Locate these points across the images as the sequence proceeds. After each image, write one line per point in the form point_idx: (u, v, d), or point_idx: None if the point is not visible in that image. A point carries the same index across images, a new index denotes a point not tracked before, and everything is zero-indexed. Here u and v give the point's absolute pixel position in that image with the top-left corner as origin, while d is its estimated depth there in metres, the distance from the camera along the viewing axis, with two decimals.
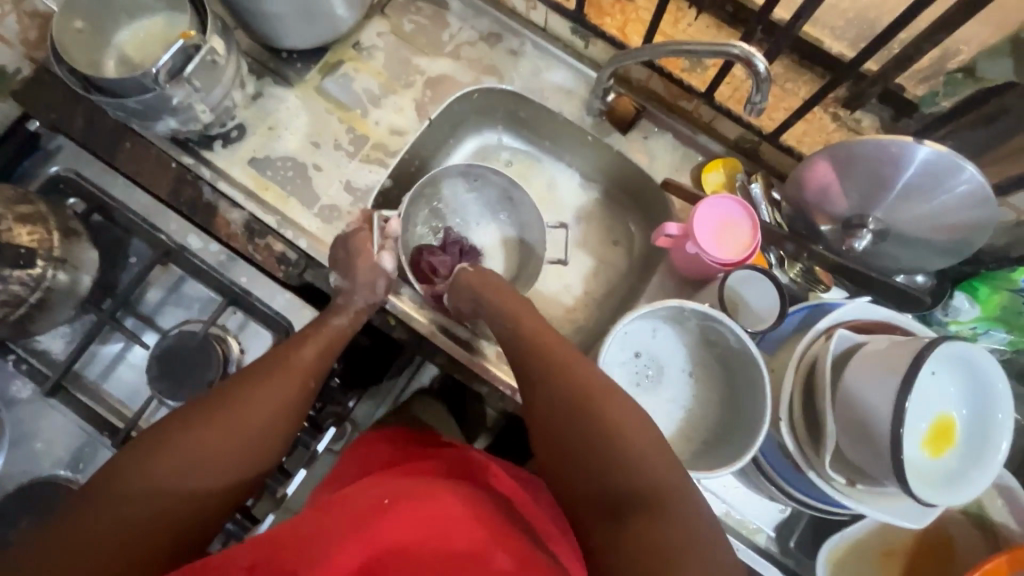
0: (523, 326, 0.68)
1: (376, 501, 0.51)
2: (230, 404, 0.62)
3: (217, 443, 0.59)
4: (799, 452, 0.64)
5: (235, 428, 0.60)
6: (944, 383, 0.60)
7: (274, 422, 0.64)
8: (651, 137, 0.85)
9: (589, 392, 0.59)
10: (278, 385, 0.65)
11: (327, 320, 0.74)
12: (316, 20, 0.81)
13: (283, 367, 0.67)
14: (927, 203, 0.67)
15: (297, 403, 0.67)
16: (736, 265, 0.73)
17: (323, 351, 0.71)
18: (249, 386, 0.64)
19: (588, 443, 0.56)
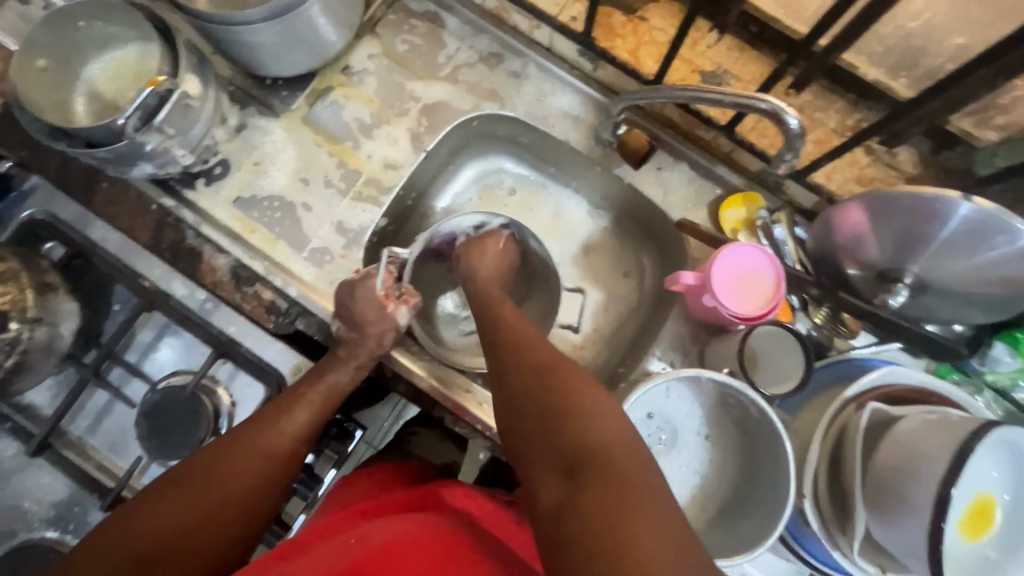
0: (503, 325, 0.64)
1: (344, 541, 0.54)
2: (207, 474, 0.57)
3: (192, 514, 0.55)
4: (824, 532, 0.59)
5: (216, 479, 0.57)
6: (987, 465, 0.55)
7: (258, 475, 0.59)
8: (665, 168, 0.79)
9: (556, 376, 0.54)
10: (260, 446, 0.60)
11: (323, 374, 0.67)
12: (300, 47, 0.74)
13: (265, 425, 0.61)
14: (969, 259, 0.61)
15: (283, 468, 0.61)
16: (759, 320, 0.67)
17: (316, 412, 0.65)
18: (228, 445, 0.60)
19: (545, 411, 0.51)
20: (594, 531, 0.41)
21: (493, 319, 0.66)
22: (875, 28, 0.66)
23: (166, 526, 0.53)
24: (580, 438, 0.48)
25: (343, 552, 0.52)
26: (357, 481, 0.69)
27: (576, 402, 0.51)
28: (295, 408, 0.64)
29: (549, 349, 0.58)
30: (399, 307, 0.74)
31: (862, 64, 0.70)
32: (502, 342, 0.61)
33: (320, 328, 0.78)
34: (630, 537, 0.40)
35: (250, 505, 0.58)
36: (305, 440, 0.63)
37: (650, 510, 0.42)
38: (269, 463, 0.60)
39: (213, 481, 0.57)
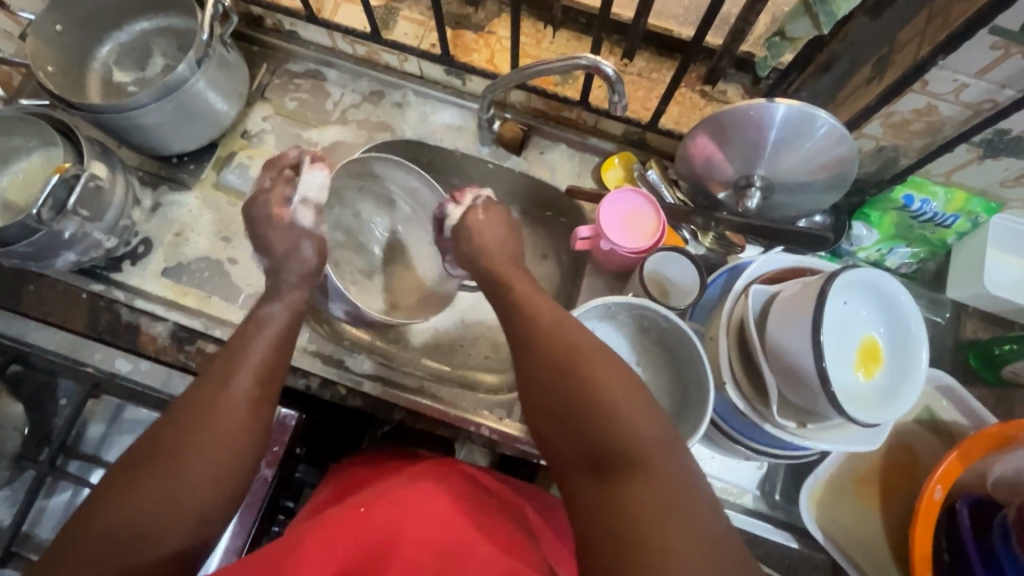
0: (531, 313, 0.58)
1: (354, 511, 0.53)
2: (174, 454, 0.48)
3: (168, 500, 0.47)
4: (751, 409, 0.66)
5: (187, 461, 0.48)
6: (854, 307, 0.64)
7: (240, 442, 0.52)
8: (547, 151, 0.89)
9: (582, 369, 0.51)
10: (225, 419, 0.51)
11: (256, 310, 0.63)
12: (195, 119, 0.82)
13: (224, 404, 0.52)
14: (800, 150, 0.72)
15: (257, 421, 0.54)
16: (651, 250, 0.76)
17: (270, 356, 0.58)
18: (194, 430, 0.50)
19: (564, 388, 0.51)
20: (618, 526, 0.43)
21: (517, 306, 0.61)
22: None
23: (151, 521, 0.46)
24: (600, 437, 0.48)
25: (356, 523, 0.51)
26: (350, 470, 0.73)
27: (604, 403, 0.48)
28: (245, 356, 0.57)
29: (573, 338, 0.54)
30: (299, 212, 0.71)
31: (673, 26, 0.83)
32: (527, 332, 0.57)
33: None
34: (648, 534, 0.41)
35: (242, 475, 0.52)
36: (268, 382, 0.57)
37: (679, 512, 0.42)
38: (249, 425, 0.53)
39: (175, 463, 0.48)
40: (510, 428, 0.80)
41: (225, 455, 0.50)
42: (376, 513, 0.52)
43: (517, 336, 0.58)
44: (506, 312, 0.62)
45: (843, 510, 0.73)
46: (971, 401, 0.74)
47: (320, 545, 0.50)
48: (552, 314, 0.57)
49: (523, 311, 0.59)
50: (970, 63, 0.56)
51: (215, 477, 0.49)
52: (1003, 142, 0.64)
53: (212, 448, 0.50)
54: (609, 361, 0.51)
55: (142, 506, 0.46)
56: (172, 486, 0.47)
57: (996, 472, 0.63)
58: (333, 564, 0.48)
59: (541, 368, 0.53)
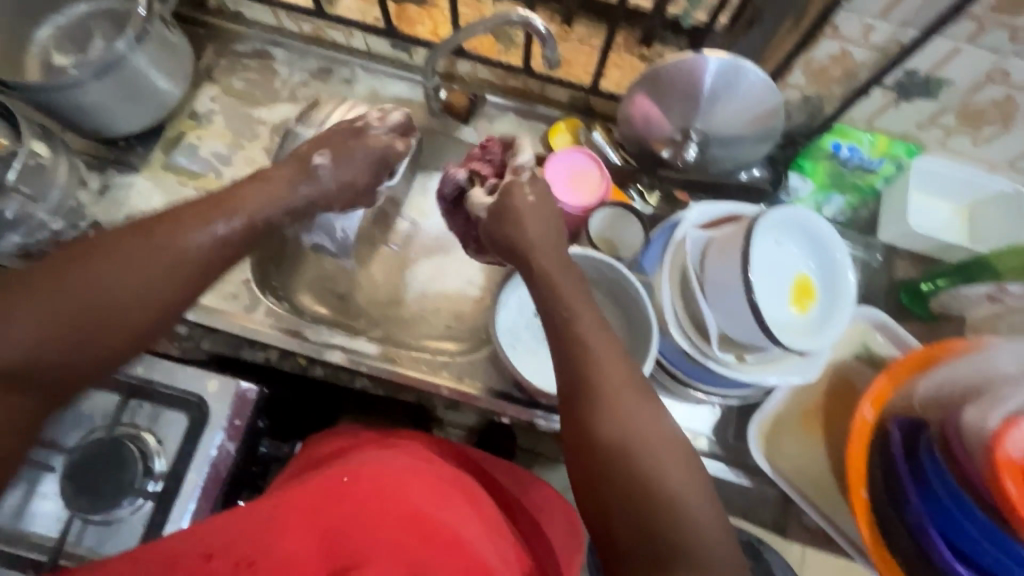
0: (588, 358, 0.52)
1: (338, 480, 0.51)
2: (116, 250, 0.51)
3: (97, 290, 0.49)
4: (694, 348, 0.69)
5: (124, 259, 0.51)
6: (783, 244, 0.68)
7: (179, 270, 0.53)
8: (496, 120, 0.91)
9: (640, 445, 0.46)
10: (171, 246, 0.53)
11: (259, 187, 0.64)
12: (139, 98, 0.81)
13: (175, 234, 0.54)
14: (732, 103, 0.75)
15: (202, 261, 0.55)
16: (596, 207, 0.79)
17: (241, 226, 0.59)
18: (140, 239, 0.52)
19: (621, 459, 0.46)
20: None
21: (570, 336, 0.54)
22: None
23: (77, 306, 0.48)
24: (650, 524, 0.43)
25: (337, 495, 0.49)
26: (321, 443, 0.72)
27: (665, 487, 0.44)
28: (202, 218, 0.56)
29: (636, 406, 0.49)
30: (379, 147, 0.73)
31: None
32: (581, 380, 0.51)
33: (226, 342, 0.82)
34: None
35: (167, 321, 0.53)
36: (230, 245, 0.58)
37: None
38: (189, 274, 0.54)
39: (113, 256, 0.50)
40: (469, 387, 0.81)
41: (154, 297, 0.52)
42: (360, 485, 0.50)
43: (566, 377, 0.52)
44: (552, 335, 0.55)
45: (790, 445, 0.76)
46: (902, 334, 0.78)
47: (302, 509, 0.48)
48: (624, 368, 0.51)
49: (578, 345, 0.53)
50: (873, 4, 0.60)
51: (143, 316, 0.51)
52: (912, 83, 0.68)
53: (141, 280, 0.51)
54: (673, 444, 0.47)
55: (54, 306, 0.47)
56: (104, 274, 0.49)
57: (921, 390, 0.65)
58: (316, 551, 0.45)
59: (600, 429, 0.48)
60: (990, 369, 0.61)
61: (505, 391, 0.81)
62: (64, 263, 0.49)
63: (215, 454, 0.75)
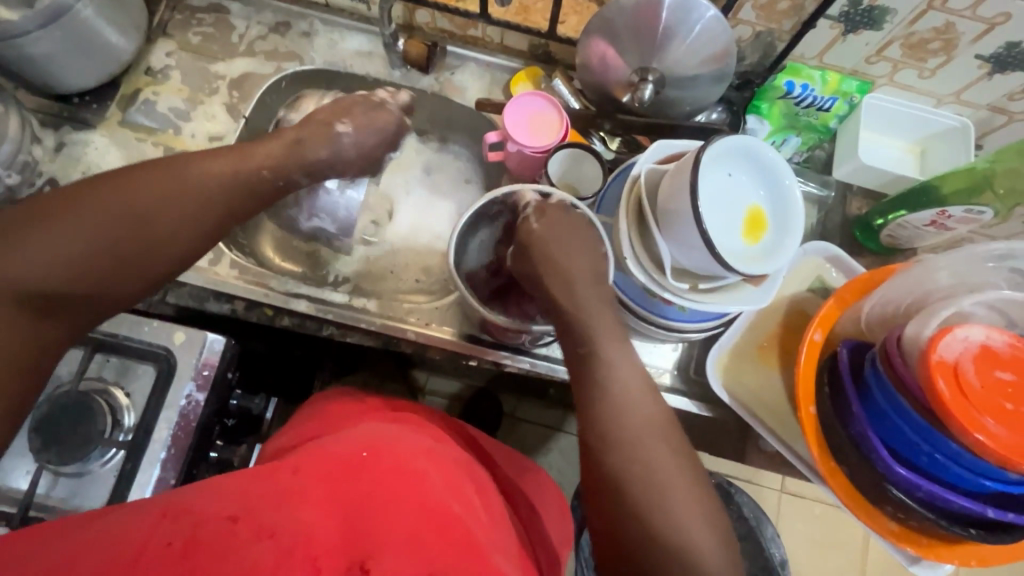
0: (621, 416, 0.56)
1: (357, 455, 0.50)
2: (145, 186, 0.54)
3: (129, 219, 0.52)
4: (650, 279, 0.71)
5: (153, 194, 0.54)
6: (734, 175, 0.70)
7: (198, 212, 0.56)
8: (457, 72, 0.92)
9: (663, 496, 0.52)
10: (188, 188, 0.56)
11: (261, 147, 0.63)
12: (88, 51, 0.80)
13: (193, 179, 0.56)
14: (686, 40, 0.76)
15: (216, 204, 0.57)
16: (555, 148, 0.79)
17: (249, 179, 0.60)
18: (159, 181, 0.55)
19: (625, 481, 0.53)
20: None
21: (608, 390, 0.58)
22: None
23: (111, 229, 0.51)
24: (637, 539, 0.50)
25: (358, 470, 0.49)
26: (303, 424, 0.70)
27: (681, 532, 0.50)
28: (219, 165, 0.59)
29: (661, 456, 0.54)
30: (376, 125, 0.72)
31: None
32: (615, 432, 0.55)
33: (193, 295, 0.81)
34: None
35: (184, 245, 0.56)
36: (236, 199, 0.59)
37: None
38: (205, 204, 0.57)
39: (141, 192, 0.53)
40: (439, 332, 0.82)
41: (173, 214, 0.55)
42: (381, 460, 0.50)
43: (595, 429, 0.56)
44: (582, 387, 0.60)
45: (748, 376, 0.78)
46: (853, 266, 0.81)
47: (323, 482, 0.48)
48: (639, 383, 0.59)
49: (609, 397, 0.57)
50: None
51: (163, 236, 0.54)
52: (858, 13, 0.69)
53: (161, 196, 0.54)
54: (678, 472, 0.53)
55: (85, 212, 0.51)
56: (134, 209, 0.53)
57: (867, 310, 0.68)
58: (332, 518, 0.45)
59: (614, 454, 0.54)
60: (928, 286, 0.64)
61: (473, 334, 0.82)
62: (98, 179, 0.53)
63: (183, 405, 0.75)
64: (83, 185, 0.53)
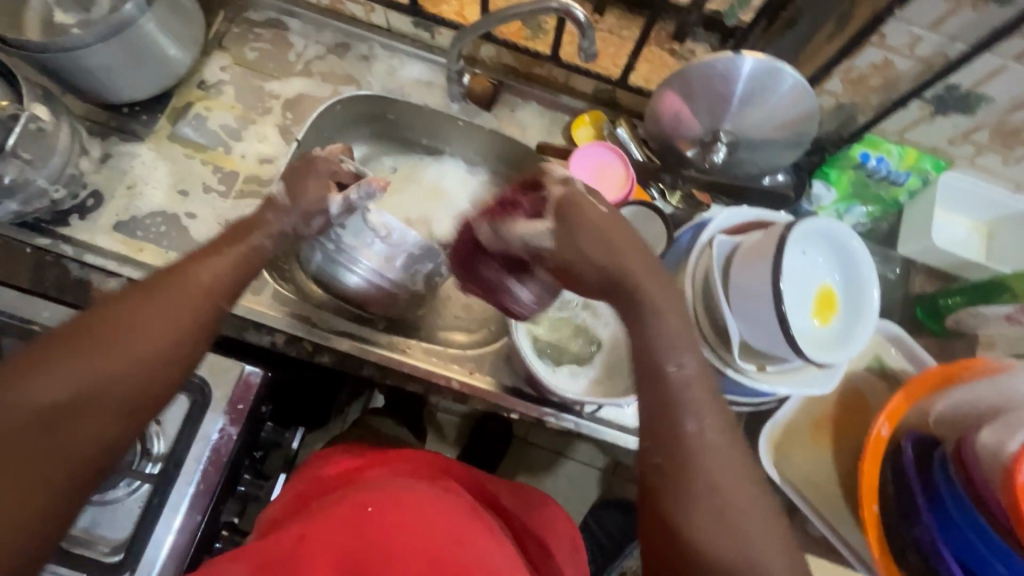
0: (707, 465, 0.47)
1: (360, 508, 0.50)
2: (128, 301, 0.49)
3: (119, 343, 0.47)
4: (714, 355, 0.68)
5: (139, 304, 0.50)
6: (812, 256, 0.67)
7: (189, 318, 0.51)
8: (518, 109, 0.88)
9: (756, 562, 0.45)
10: (173, 294, 0.51)
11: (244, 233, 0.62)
12: (146, 64, 0.77)
13: (178, 282, 0.52)
14: (766, 105, 0.73)
15: (206, 304, 0.53)
16: (621, 203, 0.76)
17: (239, 266, 0.58)
18: (143, 292, 0.51)
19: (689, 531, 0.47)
20: None
21: (687, 426, 0.49)
22: None
23: (94, 361, 0.46)
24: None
25: (358, 529, 0.49)
26: (336, 460, 0.70)
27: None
28: (212, 261, 0.56)
29: (751, 513, 0.47)
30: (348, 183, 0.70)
31: None
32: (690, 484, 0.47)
33: (231, 323, 0.78)
34: None
35: (190, 368, 0.51)
36: (224, 294, 0.55)
37: None
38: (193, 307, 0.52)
39: (122, 309, 0.49)
40: (480, 382, 0.79)
41: (171, 340, 0.50)
42: (381, 514, 0.50)
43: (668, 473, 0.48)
44: (655, 417, 0.50)
45: (799, 456, 0.76)
46: (917, 350, 0.78)
47: (327, 538, 0.49)
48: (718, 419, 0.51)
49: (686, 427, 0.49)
50: (925, 14, 0.58)
51: (165, 363, 0.49)
52: (953, 98, 0.67)
53: (158, 324, 0.49)
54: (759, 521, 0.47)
55: (71, 358, 0.45)
56: (114, 335, 0.47)
57: (938, 409, 0.66)
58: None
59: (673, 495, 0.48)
60: (1009, 391, 0.61)
61: (515, 387, 0.79)
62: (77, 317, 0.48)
63: (215, 438, 0.72)
64: (59, 337, 0.46)
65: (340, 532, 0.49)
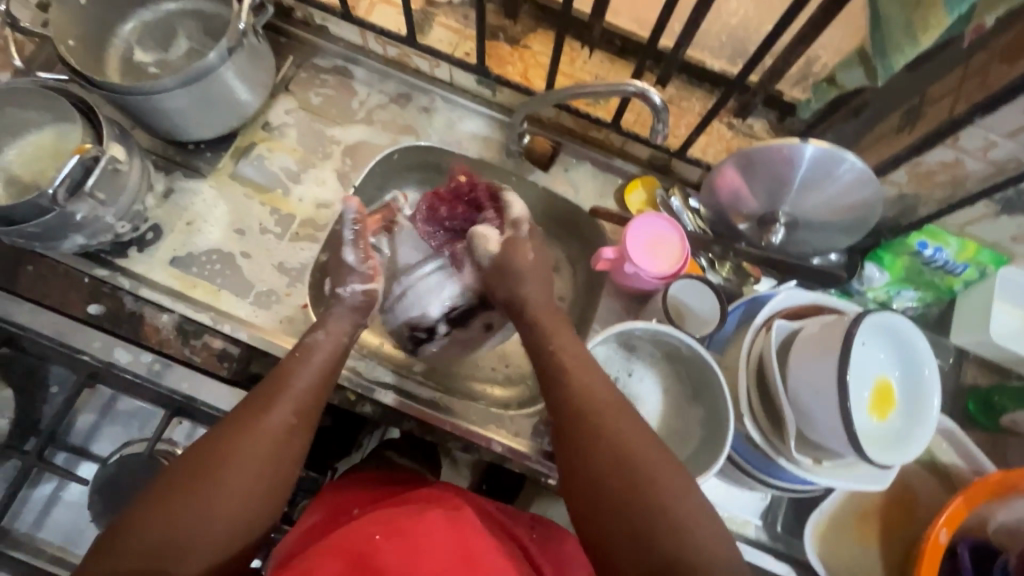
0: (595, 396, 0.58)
1: (369, 537, 0.51)
2: (221, 450, 0.53)
3: (218, 500, 0.51)
4: (766, 442, 0.67)
5: (230, 452, 0.53)
6: (872, 350, 0.66)
7: (276, 460, 0.55)
8: (572, 169, 0.89)
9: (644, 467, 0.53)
10: (259, 437, 0.54)
11: (315, 346, 0.63)
12: (218, 107, 0.79)
13: (260, 422, 0.55)
14: (827, 190, 0.73)
15: (288, 441, 0.56)
16: (676, 276, 0.77)
17: (317, 382, 0.61)
18: (233, 438, 0.54)
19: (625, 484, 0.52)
20: None
21: (572, 375, 0.60)
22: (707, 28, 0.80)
23: (197, 519, 0.50)
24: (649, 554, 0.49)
25: (369, 556, 0.49)
26: (383, 477, 0.70)
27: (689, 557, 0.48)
28: (291, 388, 0.59)
29: (631, 431, 0.55)
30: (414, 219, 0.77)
31: (706, 58, 0.82)
32: (590, 409, 0.57)
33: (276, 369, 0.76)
34: None
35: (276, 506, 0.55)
36: (303, 424, 0.58)
37: None
38: (278, 448, 0.55)
39: (216, 461, 0.52)
40: (522, 445, 0.79)
41: (260, 490, 0.53)
42: (388, 544, 0.50)
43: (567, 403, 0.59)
44: (549, 379, 0.61)
45: (843, 547, 0.74)
46: (971, 447, 0.75)
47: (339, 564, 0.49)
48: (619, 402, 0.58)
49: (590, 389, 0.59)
50: (1004, 123, 0.58)
51: (248, 509, 0.52)
52: (1021, 201, 0.66)
53: (252, 472, 0.53)
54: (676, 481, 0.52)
55: (166, 523, 0.49)
56: (214, 490, 0.51)
57: (998, 518, 0.64)
58: None
59: (597, 456, 0.54)
60: None
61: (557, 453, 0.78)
62: (171, 473, 0.51)
63: None
64: (159, 497, 0.50)
65: (346, 554, 0.50)
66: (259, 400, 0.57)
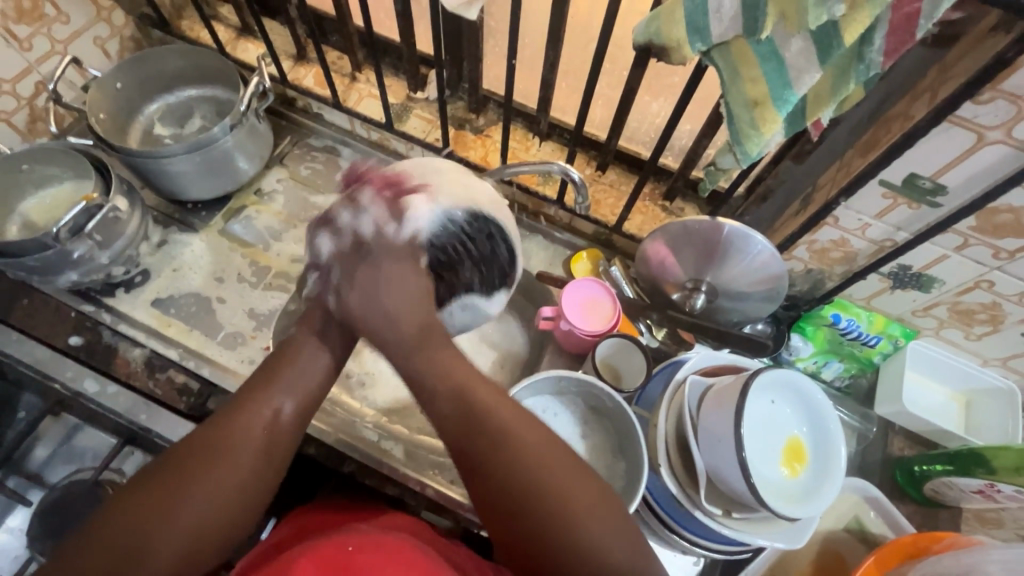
0: (541, 470, 0.50)
1: (343, 548, 0.53)
2: (205, 444, 0.50)
3: (195, 499, 0.48)
4: (682, 493, 0.69)
5: (210, 447, 0.50)
6: (783, 408, 0.70)
7: (260, 461, 0.51)
8: (526, 240, 1.01)
9: (575, 522, 0.49)
10: (237, 434, 0.51)
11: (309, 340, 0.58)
12: (216, 174, 0.91)
13: (239, 418, 0.51)
14: (739, 265, 0.81)
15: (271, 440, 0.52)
16: (605, 335, 0.84)
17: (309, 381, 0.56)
18: (213, 434, 0.51)
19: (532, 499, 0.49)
20: None
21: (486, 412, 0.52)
22: (639, 125, 0.94)
23: (170, 516, 0.47)
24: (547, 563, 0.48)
25: (347, 562, 0.51)
26: (325, 506, 0.72)
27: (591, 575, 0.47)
28: (272, 387, 0.54)
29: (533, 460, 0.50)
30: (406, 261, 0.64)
31: (640, 149, 0.95)
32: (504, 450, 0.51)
33: None
34: None
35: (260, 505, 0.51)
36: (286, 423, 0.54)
37: None
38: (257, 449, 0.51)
39: (194, 459, 0.49)
40: (456, 493, 0.81)
41: (237, 486, 0.49)
42: (365, 554, 0.52)
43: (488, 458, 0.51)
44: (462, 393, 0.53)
45: None
46: (897, 516, 0.76)
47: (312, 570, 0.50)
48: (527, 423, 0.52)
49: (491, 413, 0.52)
50: (870, 206, 0.68)
51: (232, 501, 0.49)
52: (907, 275, 0.74)
53: (231, 469, 0.49)
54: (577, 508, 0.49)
55: (139, 521, 0.46)
56: (193, 485, 0.48)
57: None
58: None
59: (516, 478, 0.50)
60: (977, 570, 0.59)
61: None
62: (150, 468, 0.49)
63: None
64: (138, 490, 0.48)
65: (320, 559, 0.51)
66: (243, 397, 0.53)
